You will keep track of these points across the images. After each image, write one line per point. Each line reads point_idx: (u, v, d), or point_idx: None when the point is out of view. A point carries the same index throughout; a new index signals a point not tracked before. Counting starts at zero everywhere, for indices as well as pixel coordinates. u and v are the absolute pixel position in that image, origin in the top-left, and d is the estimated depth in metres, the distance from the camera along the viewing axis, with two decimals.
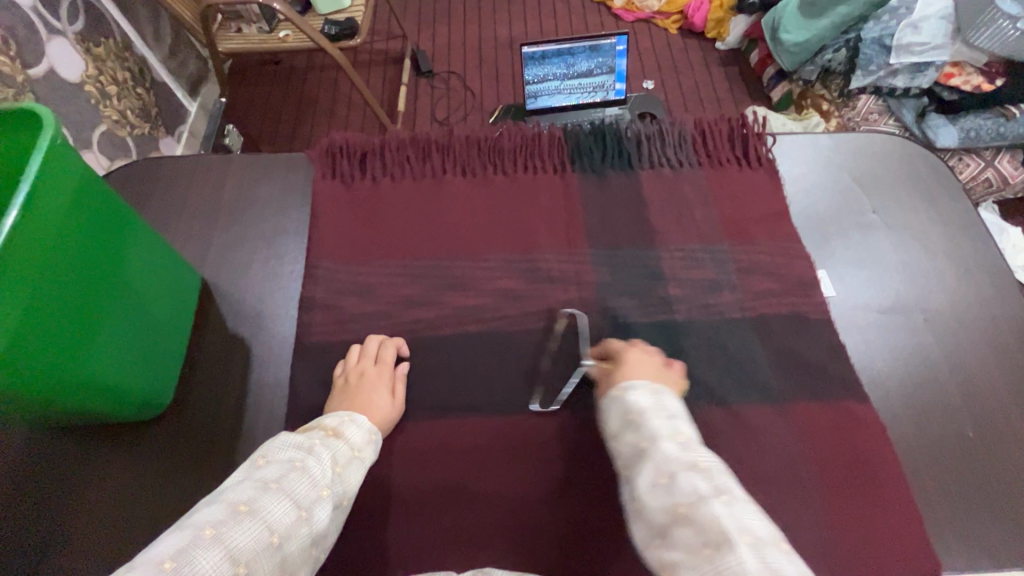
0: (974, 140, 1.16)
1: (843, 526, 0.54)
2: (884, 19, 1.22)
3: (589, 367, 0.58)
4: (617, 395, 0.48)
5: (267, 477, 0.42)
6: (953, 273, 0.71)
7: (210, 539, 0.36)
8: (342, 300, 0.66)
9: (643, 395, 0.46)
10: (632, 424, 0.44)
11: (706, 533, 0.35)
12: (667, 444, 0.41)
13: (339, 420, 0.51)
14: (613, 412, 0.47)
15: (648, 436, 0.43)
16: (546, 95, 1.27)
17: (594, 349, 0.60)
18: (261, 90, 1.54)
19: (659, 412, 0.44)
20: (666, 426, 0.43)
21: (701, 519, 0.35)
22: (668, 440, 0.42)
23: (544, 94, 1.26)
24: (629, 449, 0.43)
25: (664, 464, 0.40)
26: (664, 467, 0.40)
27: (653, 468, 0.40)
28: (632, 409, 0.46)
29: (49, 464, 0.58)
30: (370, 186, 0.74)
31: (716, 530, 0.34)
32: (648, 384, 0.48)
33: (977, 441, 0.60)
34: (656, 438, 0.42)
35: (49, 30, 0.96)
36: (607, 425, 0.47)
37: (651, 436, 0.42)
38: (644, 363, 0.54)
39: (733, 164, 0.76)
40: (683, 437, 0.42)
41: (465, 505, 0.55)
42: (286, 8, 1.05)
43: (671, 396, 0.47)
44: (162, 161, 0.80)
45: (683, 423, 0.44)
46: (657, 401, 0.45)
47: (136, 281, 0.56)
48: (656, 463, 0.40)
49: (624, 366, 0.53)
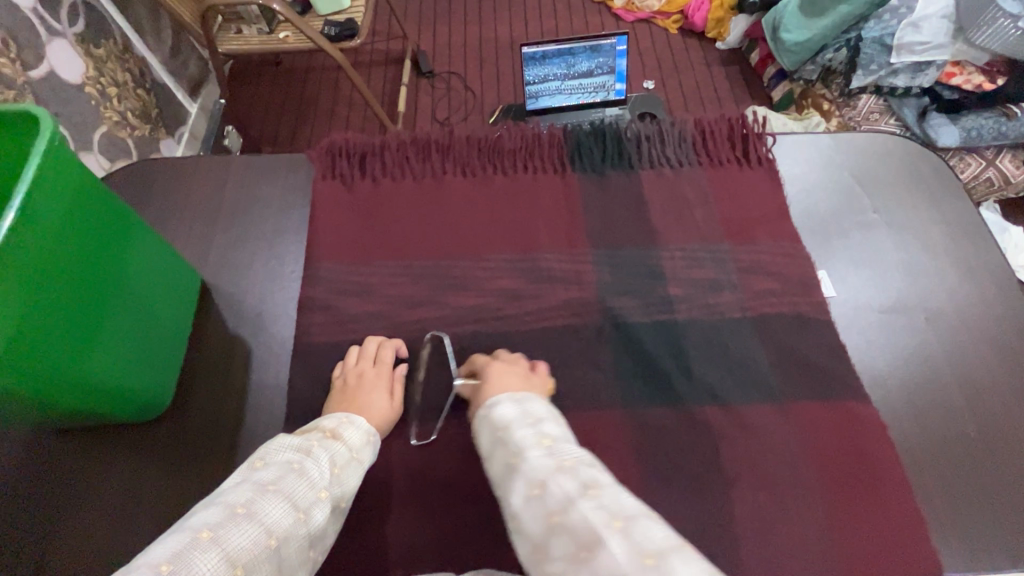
0: (975, 140, 1.16)
1: (845, 526, 0.54)
2: (885, 18, 1.21)
3: (459, 387, 0.58)
4: (483, 414, 0.49)
5: (265, 479, 0.42)
6: (954, 273, 0.70)
7: (207, 541, 0.36)
8: (342, 300, 0.66)
9: (507, 406, 0.48)
10: (500, 441, 0.45)
11: (578, 534, 0.35)
12: (532, 453, 0.42)
13: (338, 422, 0.51)
14: (484, 432, 0.48)
15: (515, 450, 0.44)
16: (546, 95, 1.27)
17: (464, 367, 0.60)
18: (261, 91, 1.54)
19: (523, 421, 0.46)
20: (533, 435, 0.45)
21: (572, 521, 0.36)
22: (534, 449, 0.43)
23: (544, 94, 1.26)
24: (502, 468, 0.44)
25: (533, 475, 0.40)
26: (534, 478, 0.40)
27: (523, 481, 0.41)
28: (499, 426, 0.47)
29: (49, 465, 0.58)
30: (370, 186, 0.74)
31: (587, 529, 0.34)
32: (510, 395, 0.50)
33: (979, 441, 0.59)
34: (524, 450, 0.43)
35: (49, 31, 0.96)
36: (480, 446, 0.48)
37: (518, 449, 0.43)
38: (507, 374, 0.55)
39: (733, 163, 0.76)
40: (548, 442, 0.43)
41: (465, 506, 0.55)
42: (285, 8, 1.05)
43: (536, 401, 0.49)
44: (162, 162, 0.80)
45: (546, 428, 0.45)
46: (522, 411, 0.47)
47: (136, 282, 0.56)
48: (526, 477, 0.41)
49: (488, 383, 0.54)
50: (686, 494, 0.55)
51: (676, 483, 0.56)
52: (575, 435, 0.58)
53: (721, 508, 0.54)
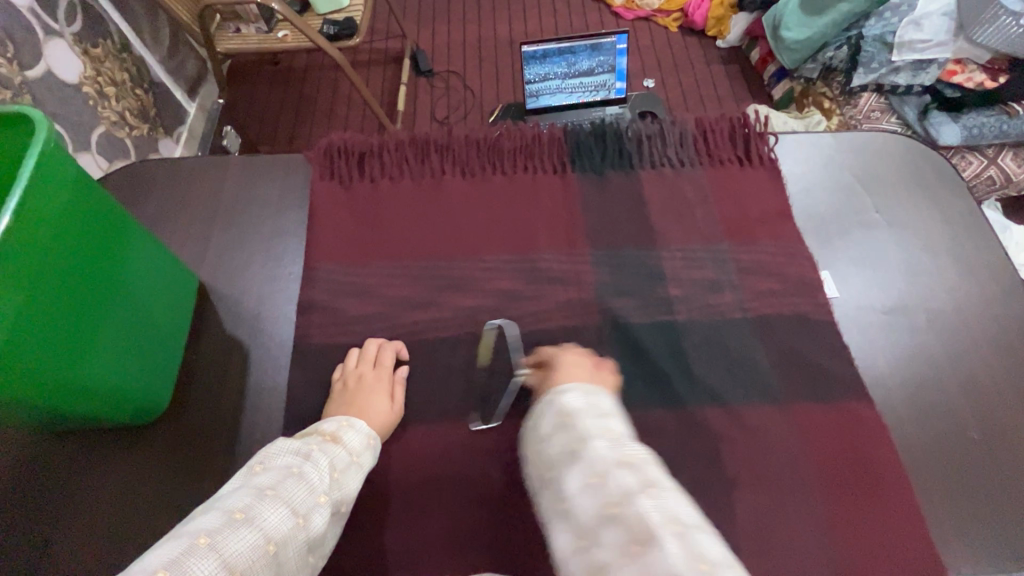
0: (977, 138, 1.15)
1: (846, 528, 0.53)
2: (886, 16, 1.21)
3: (524, 376, 0.56)
4: (550, 397, 0.45)
5: (263, 484, 0.42)
6: (956, 273, 0.70)
7: (205, 548, 0.35)
8: (341, 302, 0.66)
9: (575, 395, 0.44)
10: (562, 424, 0.41)
11: (635, 531, 0.32)
12: (596, 442, 0.38)
13: (337, 425, 0.51)
14: (545, 412, 0.44)
15: (578, 436, 0.40)
16: (546, 94, 1.26)
17: (528, 357, 0.58)
18: (260, 91, 1.53)
19: (592, 411, 0.42)
20: (597, 424, 0.41)
21: (630, 518, 0.33)
22: (598, 437, 0.39)
23: (544, 93, 1.26)
24: (558, 450, 0.40)
25: (594, 464, 0.37)
26: (593, 467, 0.37)
27: (581, 469, 0.37)
28: (563, 410, 0.43)
29: (46, 467, 0.58)
30: (369, 187, 0.73)
31: (644, 528, 0.32)
32: (580, 383, 0.45)
33: (982, 443, 0.59)
34: (588, 437, 0.39)
35: (46, 31, 0.96)
36: (536, 426, 0.44)
37: (581, 435, 0.40)
38: (575, 366, 0.52)
39: (734, 163, 0.75)
40: (613, 435, 0.39)
41: (464, 509, 0.55)
42: (284, 7, 1.05)
43: (606, 395, 0.44)
44: (160, 162, 0.79)
45: (614, 421, 0.41)
46: (591, 400, 0.43)
47: (134, 284, 0.55)
48: (585, 464, 0.37)
49: (557, 372, 0.51)
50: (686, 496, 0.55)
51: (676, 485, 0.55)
52: None
53: (721, 509, 0.54)
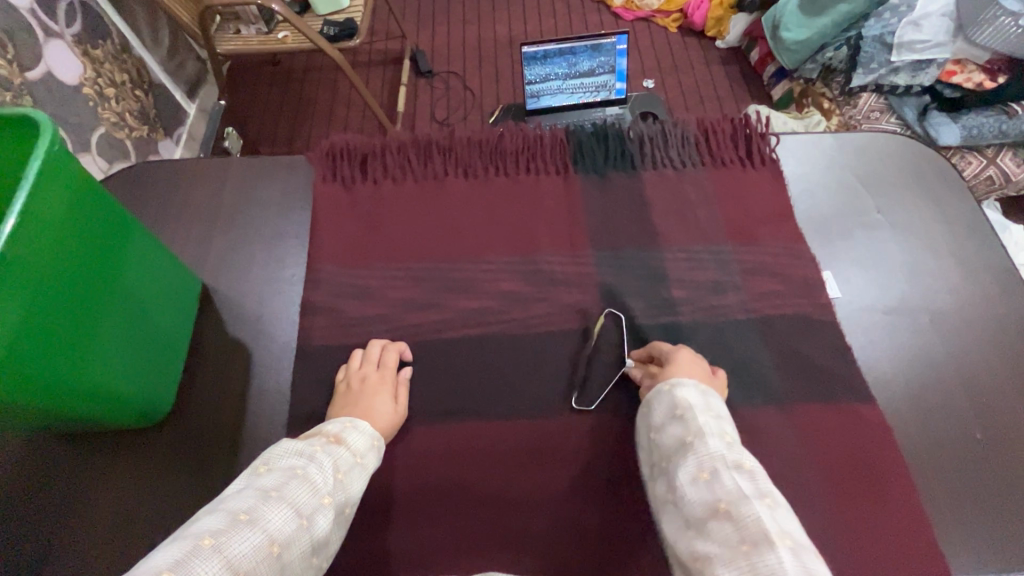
0: (976, 138, 1.15)
1: (851, 529, 0.53)
2: (885, 16, 1.20)
3: (630, 367, 0.59)
4: (664, 389, 0.50)
5: (267, 485, 0.42)
6: (958, 274, 0.70)
7: (209, 549, 0.35)
8: (343, 303, 0.66)
9: (691, 392, 0.48)
10: (679, 419, 0.46)
11: (744, 529, 0.35)
12: (713, 441, 0.42)
13: (340, 427, 0.51)
14: (659, 406, 0.49)
15: (695, 432, 0.44)
16: (546, 94, 1.26)
17: (638, 350, 0.61)
18: (260, 92, 1.53)
19: (706, 412, 0.46)
20: (714, 426, 0.44)
21: (741, 516, 0.36)
22: (715, 438, 0.43)
23: (545, 94, 1.26)
24: (674, 443, 0.45)
25: (708, 460, 0.41)
26: (707, 463, 0.41)
27: (695, 463, 0.41)
28: (679, 405, 0.47)
29: (48, 470, 0.58)
30: (371, 188, 0.73)
31: (755, 528, 0.35)
32: (696, 382, 0.50)
33: (985, 443, 0.59)
34: (705, 435, 0.43)
35: (46, 33, 0.96)
36: (652, 418, 0.49)
37: (697, 432, 0.44)
38: (691, 362, 0.55)
39: (736, 164, 0.75)
40: (729, 438, 0.43)
41: (469, 511, 0.55)
42: (285, 8, 1.05)
43: (719, 399, 0.48)
44: (162, 164, 0.79)
45: (729, 426, 0.45)
46: (707, 401, 0.47)
47: (136, 286, 0.55)
48: (701, 460, 0.41)
49: (669, 365, 0.54)
50: None
51: None
52: (578, 438, 0.58)
53: None
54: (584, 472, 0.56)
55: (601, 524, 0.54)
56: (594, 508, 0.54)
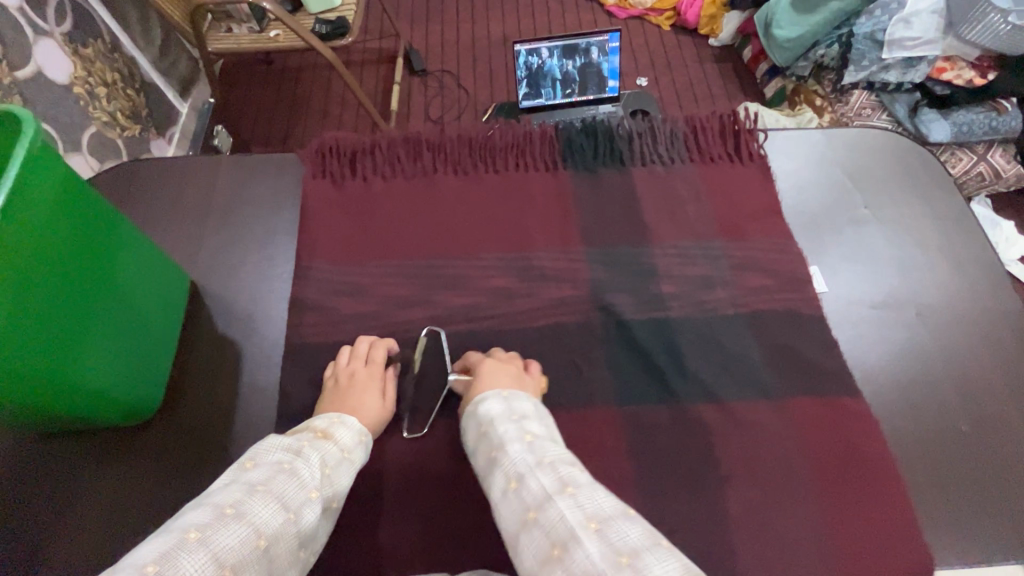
0: (966, 135, 1.17)
1: (837, 521, 0.54)
2: (876, 14, 1.19)
3: (452, 382, 0.58)
4: (472, 409, 0.50)
5: (254, 479, 0.42)
6: (946, 268, 0.71)
7: (195, 542, 0.35)
8: (334, 301, 0.66)
9: (493, 403, 0.49)
10: (485, 435, 0.47)
11: (554, 534, 0.37)
12: (515, 448, 0.44)
13: (329, 422, 0.51)
14: (470, 425, 0.50)
15: (497, 443, 0.46)
16: (548, 83, 1.24)
17: (456, 363, 0.60)
18: (253, 91, 1.53)
19: (507, 417, 0.48)
20: (516, 430, 0.46)
21: (549, 521, 0.38)
22: (516, 443, 0.45)
23: (547, 82, 1.24)
24: (484, 460, 0.46)
25: (513, 470, 0.43)
26: (513, 474, 0.42)
27: (503, 475, 0.43)
28: (484, 420, 0.49)
29: (38, 471, 0.58)
30: (362, 186, 0.73)
31: (563, 529, 0.37)
32: (495, 391, 0.51)
33: (971, 435, 0.60)
34: (506, 443, 0.45)
35: (36, 32, 0.95)
36: (466, 439, 0.50)
37: (500, 442, 0.45)
38: (498, 366, 0.55)
39: (725, 160, 0.76)
40: (530, 440, 0.45)
41: (459, 507, 0.55)
42: (276, 7, 1.04)
43: (522, 399, 0.50)
44: (151, 162, 0.79)
45: (531, 426, 0.47)
46: (508, 407, 0.49)
47: (124, 281, 0.55)
48: (508, 472, 0.43)
49: (478, 380, 0.54)
50: (681, 491, 0.55)
51: (670, 480, 0.55)
52: (569, 433, 0.58)
53: (715, 504, 0.54)
54: None
55: None
56: None
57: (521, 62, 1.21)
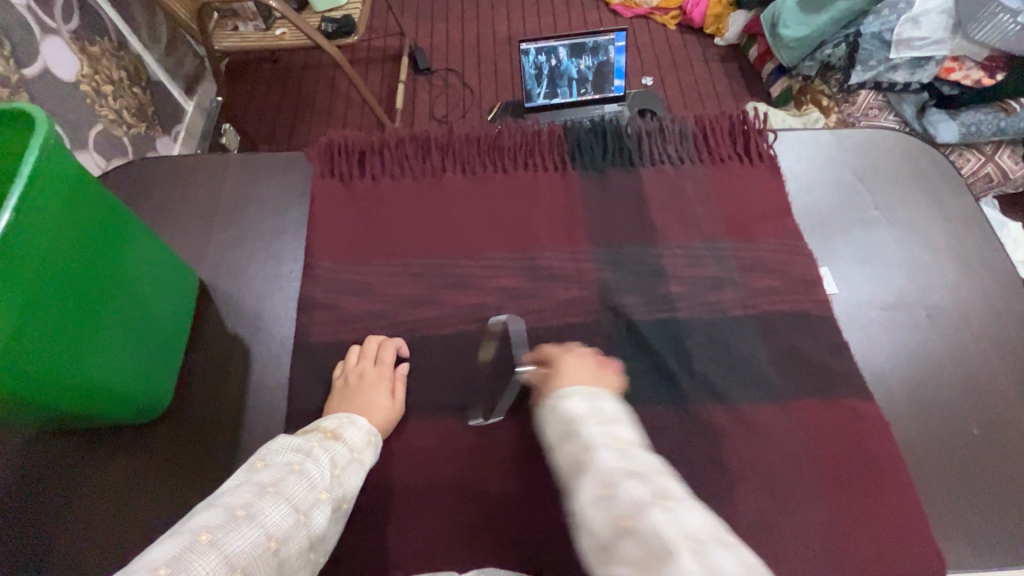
0: (974, 136, 1.16)
1: (846, 524, 0.54)
2: (884, 14, 1.20)
3: (526, 374, 0.54)
4: (552, 404, 0.46)
5: (265, 481, 0.42)
6: (956, 269, 0.70)
7: (206, 544, 0.35)
8: (341, 300, 0.66)
9: (578, 401, 0.45)
10: (570, 434, 0.42)
11: (649, 546, 0.32)
12: (605, 453, 0.39)
13: (338, 422, 0.51)
14: (551, 423, 0.45)
15: (585, 445, 0.41)
16: (565, 83, 1.23)
17: (530, 353, 0.56)
18: (258, 90, 1.53)
19: (595, 418, 0.43)
20: (605, 434, 0.41)
21: (644, 533, 0.33)
22: (605, 448, 0.40)
23: (563, 82, 1.23)
24: (568, 459, 0.41)
25: (603, 475, 0.37)
26: (604, 478, 0.37)
27: (591, 480, 0.38)
28: (569, 418, 0.44)
29: (46, 469, 0.58)
30: (370, 185, 0.73)
31: (659, 543, 0.32)
32: (582, 389, 0.46)
33: (981, 438, 0.59)
34: (595, 447, 0.40)
35: (43, 29, 0.95)
36: (546, 435, 0.45)
37: (587, 445, 0.41)
38: (580, 367, 0.52)
39: (734, 160, 0.75)
40: (622, 445, 0.40)
41: (467, 507, 0.55)
42: (283, 5, 1.04)
43: (609, 400, 0.45)
44: (159, 160, 0.79)
45: (621, 430, 0.42)
46: (595, 407, 0.44)
47: (134, 282, 0.55)
48: (596, 475, 0.38)
49: (560, 375, 0.50)
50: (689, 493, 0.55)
51: None
52: None
53: (723, 506, 0.54)
54: None
55: None
56: None
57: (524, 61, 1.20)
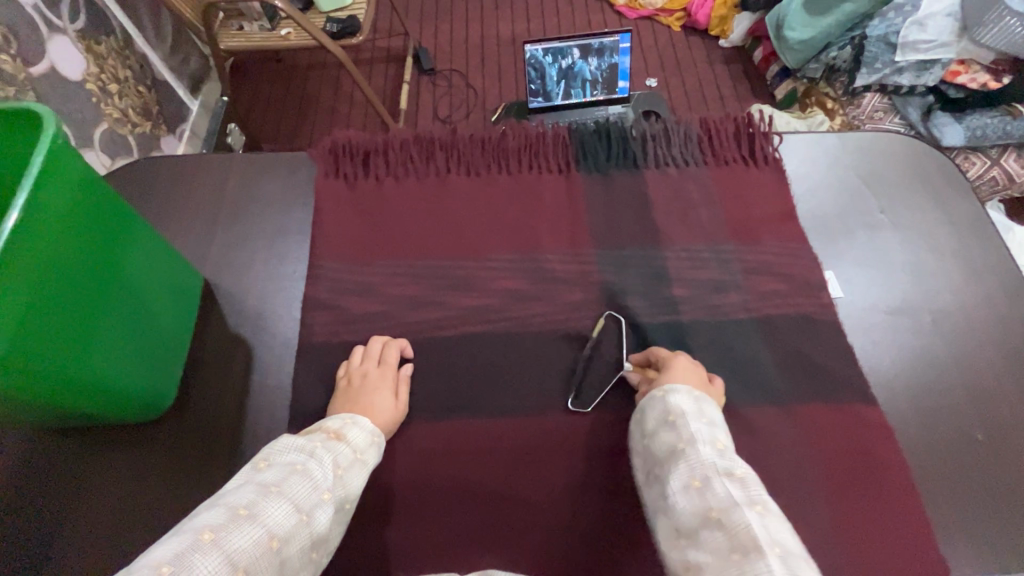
0: (980, 139, 1.14)
1: (850, 530, 0.53)
2: (890, 16, 1.19)
3: (628, 371, 0.59)
4: (658, 395, 0.50)
5: (268, 480, 0.42)
6: (961, 274, 0.70)
7: (208, 543, 0.35)
8: (345, 300, 0.66)
9: (684, 398, 0.48)
10: (671, 425, 0.47)
11: (735, 537, 0.35)
12: (705, 449, 0.43)
13: (341, 423, 0.51)
14: (653, 413, 0.50)
15: (687, 438, 0.45)
16: (579, 85, 1.24)
17: (637, 353, 0.61)
18: (263, 90, 1.53)
19: (699, 417, 0.47)
20: (707, 434, 0.45)
21: (731, 525, 0.36)
22: (706, 445, 0.43)
23: (577, 84, 1.24)
24: (666, 447, 0.45)
25: (699, 468, 0.41)
26: (699, 471, 0.41)
27: (687, 470, 0.42)
28: (672, 412, 0.48)
29: (48, 468, 0.58)
30: (374, 186, 0.73)
31: (745, 536, 0.35)
32: (688, 389, 0.50)
33: (986, 444, 0.59)
34: (696, 441, 0.44)
35: (50, 28, 0.95)
36: (646, 423, 0.50)
37: (689, 438, 0.44)
38: (689, 369, 0.55)
39: (738, 163, 0.75)
40: (720, 446, 0.44)
41: (470, 509, 0.55)
42: (287, 6, 1.04)
43: (713, 406, 0.49)
44: (163, 160, 0.79)
45: (722, 434, 0.45)
46: (698, 407, 0.48)
47: (139, 281, 0.56)
48: (692, 467, 0.42)
49: (667, 373, 0.54)
50: None
51: None
52: (579, 436, 0.58)
53: None
54: (585, 471, 0.56)
55: (601, 522, 0.54)
56: (592, 505, 0.55)
57: (534, 61, 1.20)
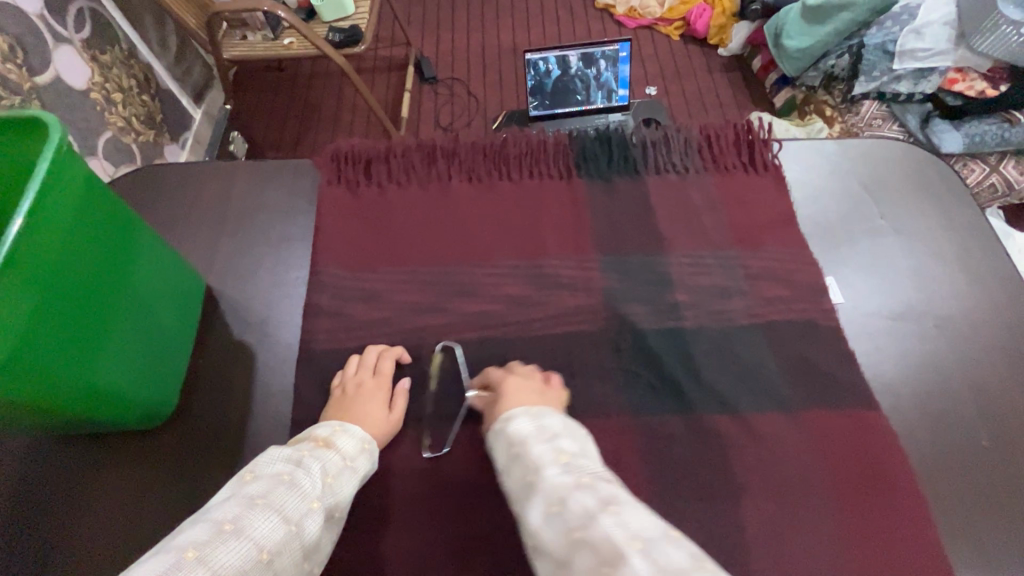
0: (979, 145, 1.15)
1: (855, 536, 0.53)
2: (887, 25, 1.22)
3: (472, 399, 0.58)
4: (500, 428, 0.49)
5: (254, 492, 0.41)
6: (965, 279, 0.70)
7: (192, 561, 0.35)
8: (349, 307, 0.66)
9: (523, 421, 0.48)
10: (517, 458, 0.45)
11: (599, 550, 0.34)
12: (551, 471, 0.42)
13: (330, 431, 0.51)
14: (500, 448, 0.48)
15: (532, 466, 0.43)
16: (598, 93, 1.25)
17: (475, 378, 0.61)
18: (266, 98, 1.54)
19: (539, 436, 0.46)
20: (550, 451, 0.44)
21: (593, 539, 0.35)
22: (551, 465, 0.43)
23: (598, 94, 1.25)
24: (519, 483, 0.44)
25: (552, 493, 0.40)
26: (552, 496, 0.40)
27: (543, 499, 0.40)
28: (514, 441, 0.47)
29: (52, 476, 0.58)
30: (377, 192, 0.74)
31: (608, 547, 0.34)
32: (525, 409, 0.50)
33: (991, 449, 0.59)
34: (542, 467, 0.43)
35: (55, 38, 0.97)
36: (497, 461, 0.48)
37: (535, 466, 0.43)
38: (521, 387, 0.55)
39: (739, 170, 0.76)
40: (565, 458, 0.43)
41: (475, 517, 0.54)
42: (291, 16, 1.05)
43: (552, 416, 0.49)
44: (167, 168, 0.80)
45: (565, 443, 0.45)
46: (538, 425, 0.47)
47: (143, 287, 0.56)
48: (544, 495, 0.40)
49: (505, 398, 0.53)
50: (698, 501, 0.55)
51: (687, 491, 0.55)
52: None
53: (732, 515, 0.54)
54: None
55: None
56: None
57: (579, 72, 1.21)
